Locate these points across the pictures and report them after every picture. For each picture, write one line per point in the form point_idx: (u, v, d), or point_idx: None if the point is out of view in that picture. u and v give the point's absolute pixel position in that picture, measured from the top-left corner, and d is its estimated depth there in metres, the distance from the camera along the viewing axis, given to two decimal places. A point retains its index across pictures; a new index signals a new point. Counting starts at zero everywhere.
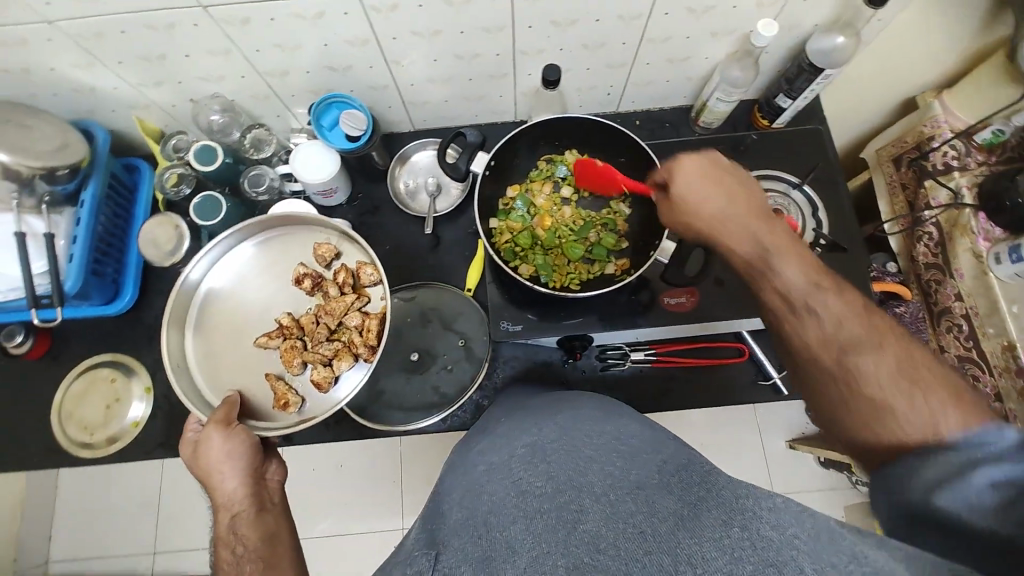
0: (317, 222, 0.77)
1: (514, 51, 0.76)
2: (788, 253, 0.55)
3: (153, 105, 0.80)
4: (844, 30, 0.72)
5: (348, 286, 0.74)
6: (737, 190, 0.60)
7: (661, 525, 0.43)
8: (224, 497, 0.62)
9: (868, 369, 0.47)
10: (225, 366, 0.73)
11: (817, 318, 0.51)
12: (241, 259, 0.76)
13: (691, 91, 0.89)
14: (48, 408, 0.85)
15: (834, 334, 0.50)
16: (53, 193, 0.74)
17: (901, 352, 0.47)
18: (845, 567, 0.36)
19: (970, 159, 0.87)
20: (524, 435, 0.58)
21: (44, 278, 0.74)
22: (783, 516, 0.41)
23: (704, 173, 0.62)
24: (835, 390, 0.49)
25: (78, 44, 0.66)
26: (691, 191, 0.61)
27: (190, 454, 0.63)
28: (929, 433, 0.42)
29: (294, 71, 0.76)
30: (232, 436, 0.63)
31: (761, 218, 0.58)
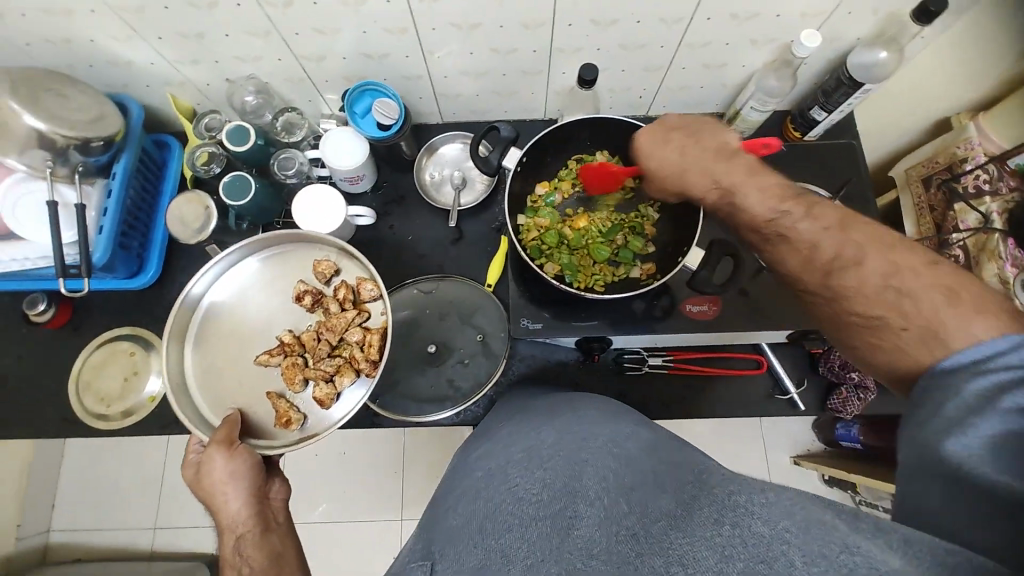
0: (317, 238, 0.76)
1: (551, 49, 0.76)
2: (800, 211, 0.57)
3: (188, 82, 0.81)
4: (888, 46, 0.71)
5: (348, 302, 0.74)
6: (722, 146, 0.64)
7: (653, 527, 0.43)
8: (229, 517, 0.60)
9: (913, 307, 0.48)
10: (225, 379, 0.72)
11: (851, 270, 0.52)
12: (242, 274, 0.75)
13: (724, 98, 0.88)
14: (66, 377, 0.86)
15: (862, 278, 0.51)
16: (86, 163, 0.74)
17: (935, 283, 0.48)
18: (836, 558, 0.35)
19: (1002, 184, 0.83)
20: (518, 442, 0.57)
21: (74, 248, 0.75)
22: (774, 509, 0.40)
23: (673, 127, 0.67)
24: (883, 335, 0.50)
25: (121, 17, 0.66)
26: (659, 148, 0.66)
27: (192, 476, 0.62)
28: (979, 355, 0.44)
29: (331, 57, 0.76)
30: (234, 450, 0.63)
31: (761, 175, 0.61)
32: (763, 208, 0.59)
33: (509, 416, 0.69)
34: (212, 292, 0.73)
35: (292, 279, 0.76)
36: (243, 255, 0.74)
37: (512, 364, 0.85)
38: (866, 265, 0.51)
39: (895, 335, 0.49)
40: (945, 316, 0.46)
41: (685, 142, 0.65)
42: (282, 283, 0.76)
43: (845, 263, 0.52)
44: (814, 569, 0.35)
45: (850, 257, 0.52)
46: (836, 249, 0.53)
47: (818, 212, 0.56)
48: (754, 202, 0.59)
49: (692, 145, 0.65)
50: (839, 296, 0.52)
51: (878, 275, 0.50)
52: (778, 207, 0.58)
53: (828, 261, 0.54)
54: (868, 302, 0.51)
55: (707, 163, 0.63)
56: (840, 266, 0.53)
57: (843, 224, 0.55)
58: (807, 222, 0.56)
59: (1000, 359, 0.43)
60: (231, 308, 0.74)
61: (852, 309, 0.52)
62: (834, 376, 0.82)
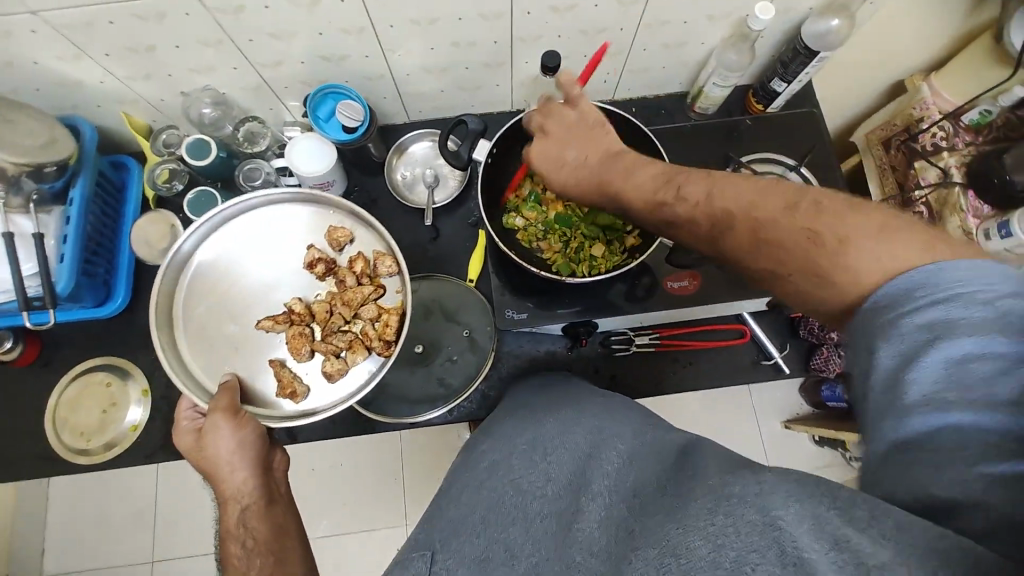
0: (330, 201, 0.74)
1: (511, 38, 0.75)
2: (674, 194, 0.55)
3: (139, 99, 0.78)
4: (839, 13, 0.72)
5: (365, 276, 0.72)
6: (608, 147, 0.63)
7: (649, 523, 0.42)
8: (235, 488, 0.60)
9: (799, 248, 0.45)
10: (220, 345, 0.70)
11: (732, 233, 0.50)
12: (242, 236, 0.72)
13: (687, 76, 0.89)
14: (42, 414, 0.83)
15: (757, 231, 0.48)
16: (40, 191, 0.72)
17: (872, 223, 0.42)
18: (833, 551, 0.32)
19: (959, 140, 0.90)
20: (523, 433, 0.60)
21: (35, 280, 0.72)
22: (771, 494, 0.37)
23: (566, 132, 0.65)
24: (798, 286, 0.46)
25: (63, 36, 0.63)
26: (553, 159, 0.65)
27: (195, 445, 0.62)
28: (904, 285, 0.38)
29: (288, 62, 0.74)
30: (238, 418, 0.62)
31: (641, 168, 0.59)
32: (642, 200, 0.57)
33: (515, 409, 0.69)
34: (206, 254, 0.71)
35: (296, 243, 0.74)
36: (246, 213, 0.72)
37: (502, 357, 0.85)
38: (734, 221, 0.50)
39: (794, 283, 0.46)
40: (825, 248, 0.43)
41: (577, 146, 0.64)
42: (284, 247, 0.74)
43: (726, 228, 0.50)
44: (817, 565, 0.32)
45: (722, 218, 0.50)
46: (747, 213, 0.49)
47: (696, 188, 0.53)
48: (637, 187, 0.58)
49: (586, 150, 0.63)
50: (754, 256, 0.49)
51: (748, 230, 0.48)
52: (654, 197, 0.56)
53: (712, 227, 0.51)
54: (783, 259, 0.46)
55: (593, 170, 0.62)
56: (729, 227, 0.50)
57: (710, 194, 0.52)
58: (682, 204, 0.54)
59: (930, 287, 0.37)
60: (226, 273, 0.72)
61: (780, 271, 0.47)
62: (814, 338, 0.84)
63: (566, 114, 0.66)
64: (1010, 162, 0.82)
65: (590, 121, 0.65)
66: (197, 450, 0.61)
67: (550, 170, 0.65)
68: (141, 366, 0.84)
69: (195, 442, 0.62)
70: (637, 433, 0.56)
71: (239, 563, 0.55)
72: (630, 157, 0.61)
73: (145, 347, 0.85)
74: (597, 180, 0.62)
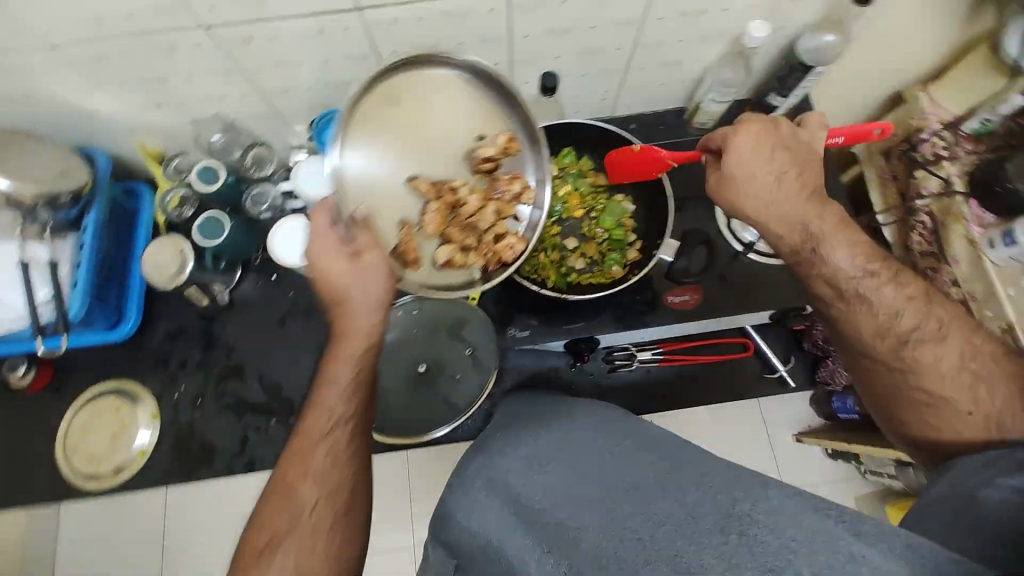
0: (513, 101, 0.64)
1: (510, 61, 0.77)
2: (887, 276, 0.57)
3: (154, 127, 0.79)
4: (833, 29, 0.74)
5: (511, 196, 0.65)
6: (814, 186, 0.61)
7: (659, 530, 0.46)
8: (343, 357, 0.57)
9: (987, 395, 0.52)
10: (378, 131, 0.60)
11: (930, 345, 0.54)
12: (406, 117, 0.60)
13: (685, 93, 0.91)
14: (53, 439, 0.84)
15: (952, 368, 0.54)
16: (54, 219, 0.74)
17: (1008, 374, 0.53)
18: (840, 567, 0.39)
19: (960, 149, 0.90)
20: (517, 448, 0.59)
21: (49, 305, 0.74)
22: (780, 516, 0.43)
23: (781, 142, 0.60)
24: (951, 418, 0.53)
25: (79, 69, 0.66)
26: (758, 156, 0.59)
27: (330, 269, 0.55)
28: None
29: (295, 89, 0.76)
30: (382, 281, 0.56)
31: (849, 231, 0.59)
32: (853, 267, 0.57)
33: (510, 422, 0.69)
34: (389, 113, 0.60)
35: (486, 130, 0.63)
36: (413, 74, 0.61)
37: (505, 374, 0.86)
38: (944, 343, 0.54)
39: (960, 416, 0.53)
40: (1012, 409, 0.51)
41: (790, 155, 0.60)
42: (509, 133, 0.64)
43: (925, 336, 0.55)
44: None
45: (931, 331, 0.55)
46: (958, 368, 0.53)
47: (935, 308, 0.56)
48: (841, 257, 0.57)
49: (789, 171, 0.59)
50: (912, 366, 0.54)
51: (955, 355, 0.54)
52: (867, 268, 0.57)
53: (905, 331, 0.55)
54: (944, 381, 0.54)
55: (796, 202, 0.59)
56: (916, 339, 0.55)
57: (927, 300, 0.56)
58: (889, 290, 0.56)
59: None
60: (365, 145, 0.59)
61: (920, 383, 0.54)
62: (818, 350, 0.84)
63: (795, 129, 0.61)
64: (1014, 170, 0.81)
65: (806, 145, 0.61)
66: (324, 266, 0.55)
67: (744, 173, 0.60)
68: (150, 389, 0.85)
69: (319, 241, 0.55)
70: (626, 433, 0.58)
71: (321, 425, 0.56)
72: (837, 212, 0.60)
73: (153, 369, 0.86)
74: (778, 201, 0.59)
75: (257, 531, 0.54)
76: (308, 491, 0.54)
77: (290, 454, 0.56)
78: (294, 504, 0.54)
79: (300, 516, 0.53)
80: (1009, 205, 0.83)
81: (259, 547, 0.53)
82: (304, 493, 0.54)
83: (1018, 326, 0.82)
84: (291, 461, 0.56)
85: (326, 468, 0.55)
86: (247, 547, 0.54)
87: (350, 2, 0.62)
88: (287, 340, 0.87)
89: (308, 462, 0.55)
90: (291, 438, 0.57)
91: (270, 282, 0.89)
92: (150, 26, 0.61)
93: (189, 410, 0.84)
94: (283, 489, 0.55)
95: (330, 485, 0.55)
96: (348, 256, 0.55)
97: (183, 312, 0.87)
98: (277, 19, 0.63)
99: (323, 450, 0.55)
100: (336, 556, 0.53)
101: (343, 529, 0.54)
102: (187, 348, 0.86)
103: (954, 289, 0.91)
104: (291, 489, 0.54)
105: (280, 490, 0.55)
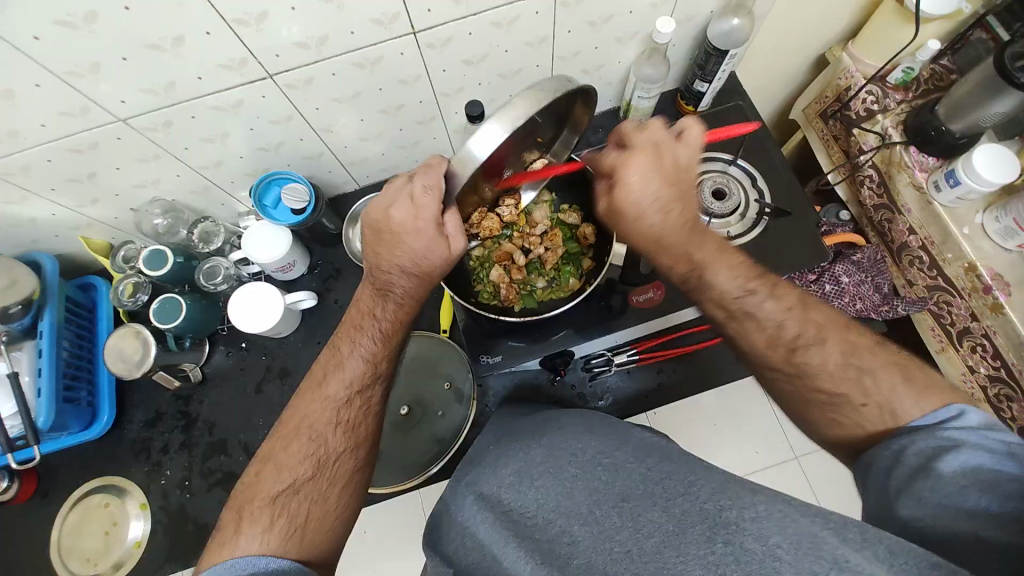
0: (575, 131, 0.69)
1: (435, 96, 0.78)
2: (766, 290, 0.57)
3: (96, 222, 0.80)
4: (738, 11, 0.75)
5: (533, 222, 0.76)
6: (694, 214, 0.59)
7: (646, 543, 0.46)
8: (389, 323, 0.61)
9: (874, 385, 0.52)
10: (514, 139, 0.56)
11: (815, 349, 0.54)
12: (552, 114, 0.59)
13: (615, 93, 0.92)
14: (46, 548, 0.83)
15: (844, 364, 0.53)
16: (9, 330, 0.75)
17: (889, 364, 0.53)
18: (826, 574, 0.39)
19: (890, 100, 0.91)
20: (508, 461, 0.58)
21: (16, 419, 0.73)
22: (766, 523, 0.43)
23: (667, 174, 0.57)
24: (847, 412, 0.53)
25: (7, 181, 0.66)
26: (644, 191, 0.57)
27: (424, 234, 0.56)
28: (934, 420, 0.48)
29: (228, 159, 0.77)
30: (458, 256, 0.59)
31: (727, 253, 0.60)
32: (729, 286, 0.58)
33: (500, 437, 0.69)
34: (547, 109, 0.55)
35: (545, 129, 0.62)
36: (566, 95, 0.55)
37: (488, 400, 0.85)
38: (827, 347, 0.54)
39: (856, 411, 0.52)
40: (901, 395, 0.51)
41: (676, 187, 0.58)
42: (553, 125, 0.63)
43: (810, 342, 0.55)
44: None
45: (813, 336, 0.55)
46: (839, 363, 0.53)
47: (814, 312, 0.57)
48: (724, 279, 0.58)
49: (674, 207, 0.58)
50: (803, 372, 0.54)
51: (839, 358, 0.54)
52: (744, 287, 0.57)
53: (793, 338, 0.55)
54: (835, 381, 0.53)
55: (681, 232, 0.59)
56: (803, 345, 0.55)
57: (804, 305, 0.57)
58: (771, 303, 0.57)
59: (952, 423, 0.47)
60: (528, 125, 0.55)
61: (818, 386, 0.54)
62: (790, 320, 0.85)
63: (677, 154, 0.58)
64: (943, 113, 0.84)
65: (690, 172, 0.59)
66: (416, 228, 0.56)
67: (630, 211, 0.58)
68: (137, 480, 0.84)
69: (412, 206, 0.55)
70: (620, 441, 0.57)
71: (355, 380, 0.59)
72: (716, 238, 0.61)
73: (137, 459, 0.85)
74: (668, 237, 0.59)
75: (275, 475, 0.55)
76: (334, 442, 0.57)
77: (319, 401, 0.58)
78: (320, 451, 0.56)
79: (324, 464, 0.56)
80: (947, 146, 0.84)
81: (274, 491, 0.54)
82: (330, 443, 0.57)
83: (979, 264, 0.81)
84: (320, 408, 0.58)
85: (356, 421, 0.59)
86: (259, 486, 0.54)
87: (261, 71, 0.63)
88: (266, 405, 0.87)
89: (336, 413, 0.58)
90: (317, 386, 0.60)
91: (241, 350, 0.89)
92: (68, 129, 0.61)
93: (179, 493, 0.83)
94: (309, 435, 0.57)
95: (355, 438, 0.58)
96: (441, 232, 0.57)
97: (158, 397, 0.87)
98: (192, 98, 0.63)
99: (353, 404, 0.59)
100: (346, 504, 0.57)
101: (356, 481, 0.58)
102: (168, 432, 0.86)
103: (912, 237, 0.89)
104: (317, 437, 0.57)
105: (307, 434, 0.57)
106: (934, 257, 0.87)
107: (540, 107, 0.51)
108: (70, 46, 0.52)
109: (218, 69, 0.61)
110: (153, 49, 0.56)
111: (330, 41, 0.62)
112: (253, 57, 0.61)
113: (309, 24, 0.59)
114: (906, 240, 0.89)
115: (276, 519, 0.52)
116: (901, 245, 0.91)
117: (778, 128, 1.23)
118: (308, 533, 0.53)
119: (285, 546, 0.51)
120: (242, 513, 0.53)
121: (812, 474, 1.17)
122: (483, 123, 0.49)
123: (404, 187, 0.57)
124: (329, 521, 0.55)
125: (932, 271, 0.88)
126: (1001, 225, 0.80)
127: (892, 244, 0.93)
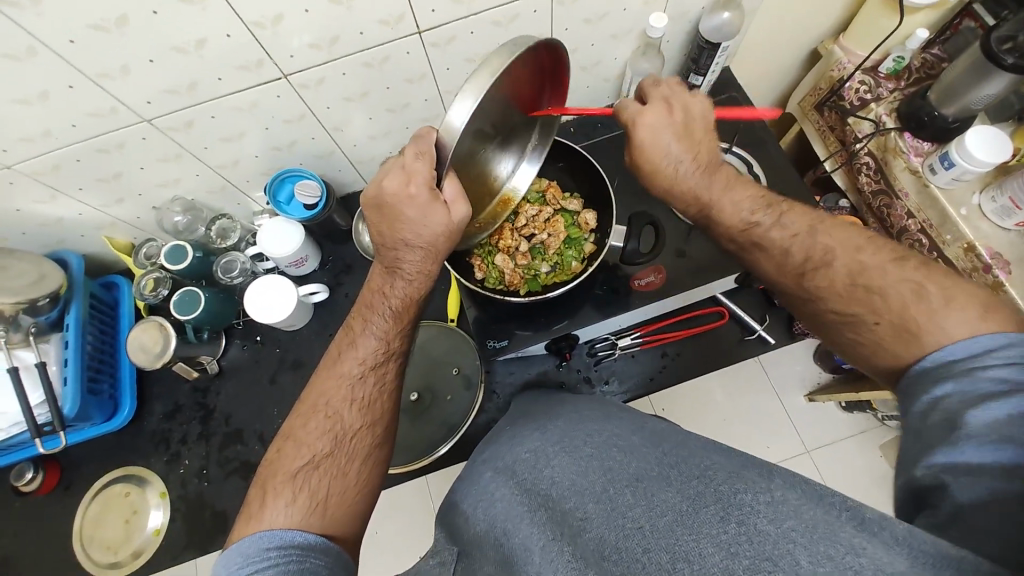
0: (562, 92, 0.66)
1: (439, 94, 0.82)
2: (772, 220, 0.60)
3: (119, 222, 0.84)
4: (728, 7, 0.79)
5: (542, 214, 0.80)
6: (709, 155, 0.63)
7: (660, 521, 0.45)
8: (399, 301, 0.62)
9: (883, 302, 0.52)
10: (496, 100, 0.55)
11: (821, 270, 0.56)
12: (525, 78, 0.57)
13: (612, 90, 0.96)
14: (67, 539, 0.85)
15: (857, 277, 0.54)
16: (37, 323, 0.78)
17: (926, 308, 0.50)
18: (842, 559, 0.37)
19: (882, 89, 0.92)
20: (525, 442, 0.59)
21: (44, 407, 0.76)
22: (779, 508, 0.42)
23: (679, 124, 0.62)
24: (861, 331, 0.54)
25: (39, 181, 0.70)
26: (654, 143, 0.61)
27: (418, 201, 0.55)
28: (971, 351, 0.46)
29: (245, 159, 0.81)
30: (460, 224, 0.60)
31: (738, 188, 0.63)
32: (736, 217, 0.61)
33: (516, 418, 0.70)
34: (518, 70, 0.53)
35: (522, 100, 0.61)
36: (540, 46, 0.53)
37: (495, 387, 0.88)
38: (835, 267, 0.55)
39: (870, 329, 0.53)
40: (915, 311, 0.50)
41: (681, 136, 0.62)
42: (529, 98, 0.63)
43: (816, 266, 0.56)
44: (820, 569, 0.37)
45: (820, 259, 0.56)
46: (838, 277, 0.55)
47: (790, 220, 0.60)
48: (735, 208, 0.62)
49: (697, 147, 0.62)
50: (814, 296, 0.56)
51: (845, 275, 0.54)
52: (751, 217, 0.61)
53: (801, 264, 0.58)
54: (845, 303, 0.54)
55: (697, 173, 0.62)
56: (812, 268, 0.57)
57: (815, 231, 0.58)
58: (780, 230, 0.59)
59: (987, 357, 0.45)
60: (506, 86, 0.54)
61: (828, 308, 0.56)
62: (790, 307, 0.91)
63: (687, 104, 0.63)
64: (935, 99, 0.85)
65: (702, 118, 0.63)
66: (410, 196, 0.55)
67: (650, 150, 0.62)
68: (156, 470, 0.87)
69: (404, 173, 0.55)
70: (637, 427, 0.58)
71: (368, 358, 0.61)
72: (730, 175, 0.64)
73: (156, 450, 0.88)
74: (686, 178, 0.62)
75: (296, 452, 0.57)
76: (350, 418, 0.59)
77: (336, 379, 0.60)
78: (336, 428, 0.58)
79: (342, 440, 0.58)
80: (941, 130, 0.85)
81: (296, 467, 0.55)
82: (346, 420, 0.58)
83: (977, 244, 0.82)
84: (337, 386, 0.60)
85: (370, 398, 0.60)
86: (281, 462, 0.56)
87: (276, 71, 0.67)
88: (281, 396, 0.90)
89: (352, 390, 0.60)
90: (333, 364, 0.62)
91: (256, 344, 0.92)
92: (96, 129, 0.65)
93: (197, 482, 0.86)
94: (326, 412, 0.59)
95: (372, 414, 0.60)
96: (437, 198, 0.56)
97: (177, 389, 0.90)
98: (212, 99, 0.67)
99: (367, 380, 0.61)
100: (366, 480, 0.58)
101: (375, 457, 0.60)
102: (187, 424, 0.89)
103: (911, 220, 0.88)
104: (334, 414, 0.58)
105: (324, 412, 0.59)
106: (934, 240, 0.86)
107: (512, 56, 0.49)
108: (102, 50, 0.57)
109: (236, 70, 0.65)
110: (178, 52, 0.60)
111: (341, 42, 0.66)
112: (269, 59, 0.65)
113: (322, 26, 0.63)
114: (905, 224, 0.89)
115: (297, 494, 0.53)
116: (900, 229, 0.91)
117: (775, 123, 1.26)
118: (330, 508, 0.54)
119: (306, 521, 0.52)
120: (266, 488, 0.54)
121: (826, 467, 1.16)
122: (461, 93, 0.49)
123: (395, 161, 0.57)
124: (351, 495, 0.56)
125: (931, 253, 0.87)
126: (997, 205, 0.81)
127: (891, 229, 0.93)
